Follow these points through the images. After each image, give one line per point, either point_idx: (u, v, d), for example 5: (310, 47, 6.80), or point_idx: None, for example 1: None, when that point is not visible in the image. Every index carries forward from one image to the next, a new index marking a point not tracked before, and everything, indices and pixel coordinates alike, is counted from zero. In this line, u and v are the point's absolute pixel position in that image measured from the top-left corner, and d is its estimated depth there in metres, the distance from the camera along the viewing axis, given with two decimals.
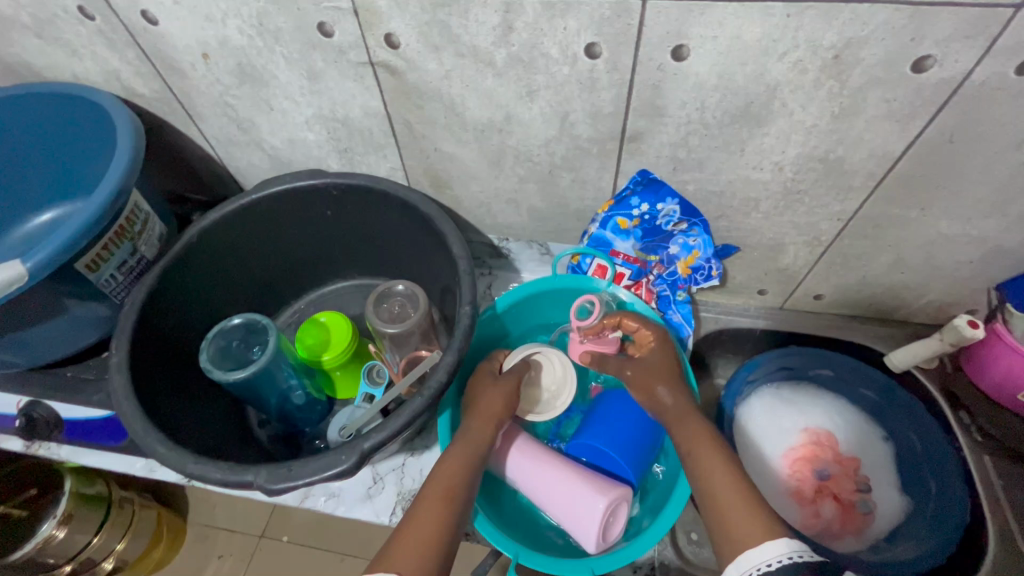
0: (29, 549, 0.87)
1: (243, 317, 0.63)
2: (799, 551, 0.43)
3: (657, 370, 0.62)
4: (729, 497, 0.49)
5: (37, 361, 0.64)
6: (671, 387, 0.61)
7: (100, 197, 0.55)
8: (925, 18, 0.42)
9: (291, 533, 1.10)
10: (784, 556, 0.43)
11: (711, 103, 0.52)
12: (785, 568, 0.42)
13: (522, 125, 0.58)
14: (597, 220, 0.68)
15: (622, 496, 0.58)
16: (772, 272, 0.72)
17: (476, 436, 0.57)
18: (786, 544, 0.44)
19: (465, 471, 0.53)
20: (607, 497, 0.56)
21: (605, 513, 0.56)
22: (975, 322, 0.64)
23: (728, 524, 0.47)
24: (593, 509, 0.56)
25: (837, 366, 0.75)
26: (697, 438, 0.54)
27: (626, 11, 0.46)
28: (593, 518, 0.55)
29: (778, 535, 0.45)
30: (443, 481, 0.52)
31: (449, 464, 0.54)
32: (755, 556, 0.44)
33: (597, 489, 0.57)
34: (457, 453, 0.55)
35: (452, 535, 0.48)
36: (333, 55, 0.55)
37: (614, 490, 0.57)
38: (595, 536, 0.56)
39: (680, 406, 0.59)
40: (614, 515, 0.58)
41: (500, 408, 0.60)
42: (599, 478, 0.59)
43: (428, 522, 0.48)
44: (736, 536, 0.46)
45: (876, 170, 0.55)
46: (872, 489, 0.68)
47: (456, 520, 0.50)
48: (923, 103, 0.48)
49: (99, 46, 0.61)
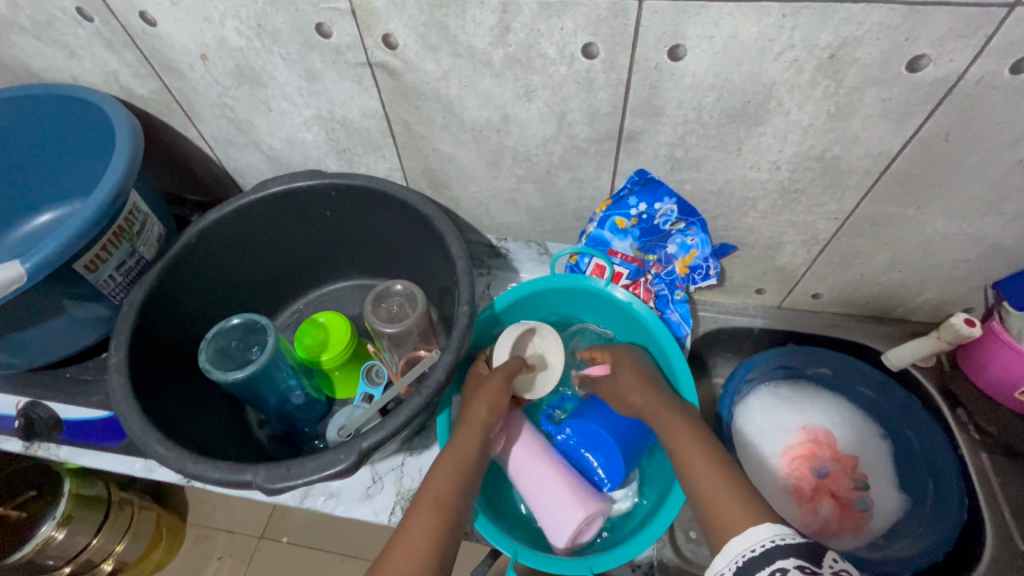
0: (28, 551, 0.87)
1: (242, 317, 0.63)
2: (781, 534, 0.43)
3: (623, 377, 0.63)
4: (719, 494, 0.48)
5: (35, 362, 0.63)
6: (636, 387, 0.61)
7: (99, 198, 0.55)
8: (919, 18, 0.42)
9: (291, 534, 1.10)
10: (766, 541, 0.43)
11: (708, 103, 0.52)
12: (767, 553, 0.42)
13: (520, 124, 0.58)
14: (595, 220, 0.68)
15: (602, 511, 0.59)
16: (770, 271, 0.73)
17: (467, 436, 0.57)
18: (768, 529, 0.44)
19: (459, 474, 0.54)
20: (587, 509, 0.57)
21: (580, 524, 0.57)
22: (972, 320, 0.65)
23: (718, 518, 0.47)
24: (571, 516, 0.57)
25: (837, 364, 0.75)
26: (684, 437, 0.54)
27: (623, 11, 0.46)
28: (568, 523, 0.57)
29: (762, 522, 0.44)
30: (434, 488, 0.52)
31: (442, 470, 0.54)
32: (738, 543, 0.44)
33: (581, 498, 0.58)
34: (451, 455, 0.55)
35: (444, 540, 0.49)
36: (331, 56, 0.55)
37: (596, 504, 0.58)
38: (565, 541, 0.57)
39: (649, 403, 0.59)
40: (589, 528, 0.59)
41: (486, 415, 0.59)
42: (585, 487, 0.60)
43: (419, 529, 0.49)
44: (725, 530, 0.46)
45: (872, 169, 0.55)
46: (871, 486, 0.68)
47: (449, 526, 0.50)
48: (919, 103, 0.48)
49: (97, 47, 0.61)
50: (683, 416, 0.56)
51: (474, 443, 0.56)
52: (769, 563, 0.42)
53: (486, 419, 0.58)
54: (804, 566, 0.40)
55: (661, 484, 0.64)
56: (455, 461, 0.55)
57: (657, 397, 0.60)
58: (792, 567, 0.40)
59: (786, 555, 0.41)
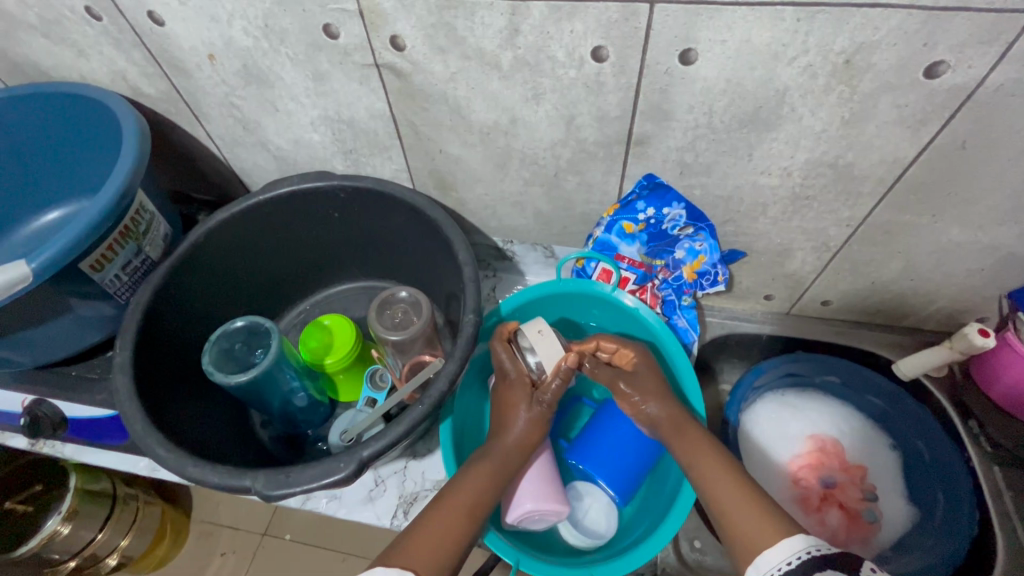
0: (34, 545, 0.88)
1: (247, 321, 0.62)
2: (816, 545, 0.43)
3: (641, 378, 0.62)
4: (738, 509, 0.49)
5: (41, 361, 0.64)
6: (652, 393, 0.60)
7: (106, 197, 0.55)
8: (939, 23, 0.41)
9: (294, 531, 1.09)
10: (803, 551, 0.43)
11: (719, 107, 0.51)
12: (804, 565, 0.42)
13: (528, 127, 0.58)
14: (602, 224, 0.66)
15: (558, 511, 0.58)
16: (779, 277, 0.72)
17: (502, 450, 0.57)
18: (802, 539, 0.44)
19: (480, 486, 0.54)
20: (537, 504, 0.57)
21: (524, 514, 0.57)
22: (986, 330, 0.63)
23: (746, 536, 0.47)
24: (523, 501, 0.57)
25: (846, 373, 0.74)
26: (700, 449, 0.55)
27: (634, 14, 0.45)
28: (513, 508, 0.57)
29: (794, 533, 0.45)
30: (463, 501, 0.52)
31: (467, 483, 0.54)
32: (772, 556, 0.44)
33: (535, 492, 0.58)
34: (481, 472, 0.55)
35: (461, 554, 0.49)
36: (338, 57, 0.55)
37: (551, 502, 0.58)
38: (512, 523, 0.58)
39: (668, 416, 0.59)
40: (538, 521, 0.59)
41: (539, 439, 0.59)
42: (554, 486, 0.60)
43: (442, 537, 0.49)
44: (752, 543, 0.46)
45: (886, 176, 0.54)
46: (878, 498, 0.68)
47: (473, 537, 0.50)
48: (935, 109, 0.47)
49: (105, 46, 0.61)
50: (701, 430, 0.57)
51: (505, 458, 0.57)
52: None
53: (530, 435, 0.59)
54: None
55: (666, 497, 0.63)
56: (492, 472, 0.55)
57: (670, 409, 0.59)
58: None
59: (821, 564, 0.41)
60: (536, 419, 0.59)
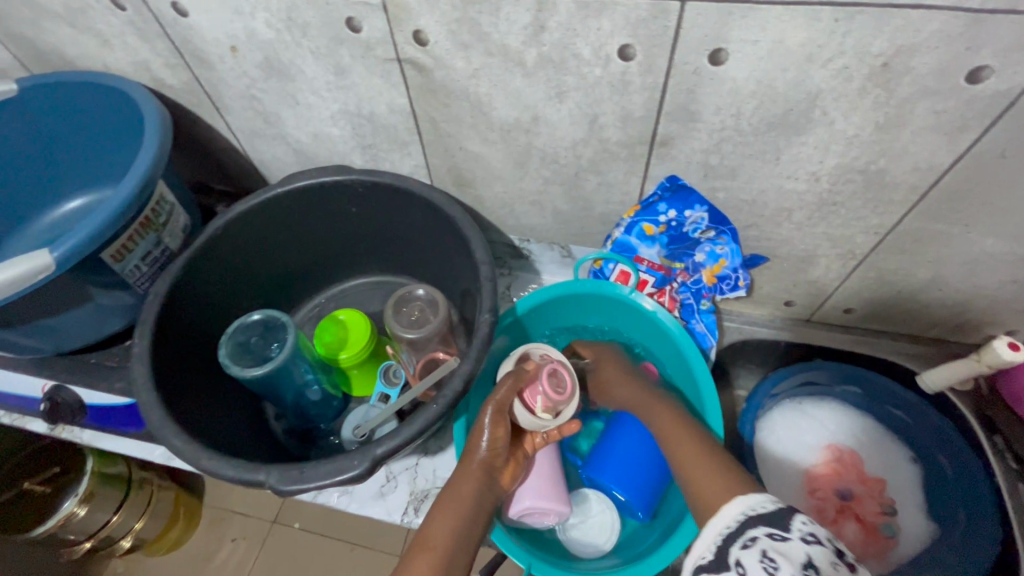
0: (51, 526, 0.92)
1: (265, 314, 0.63)
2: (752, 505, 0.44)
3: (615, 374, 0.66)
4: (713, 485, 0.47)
5: (61, 348, 0.64)
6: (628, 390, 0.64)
7: (128, 187, 0.55)
8: (983, 27, 0.40)
9: (304, 520, 1.09)
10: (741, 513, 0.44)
11: (748, 110, 0.50)
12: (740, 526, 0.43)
13: (550, 125, 0.57)
14: (622, 226, 0.65)
15: (556, 513, 0.59)
16: (801, 283, 0.70)
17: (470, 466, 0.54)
18: (740, 503, 0.44)
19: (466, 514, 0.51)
20: (537, 501, 0.58)
21: (525, 509, 0.58)
22: (1016, 345, 0.61)
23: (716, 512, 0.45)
24: (525, 497, 0.58)
25: (869, 384, 0.72)
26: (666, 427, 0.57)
27: (663, 12, 0.44)
28: (514, 502, 0.58)
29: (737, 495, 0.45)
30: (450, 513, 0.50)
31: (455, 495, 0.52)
32: (714, 524, 0.45)
33: (538, 490, 0.58)
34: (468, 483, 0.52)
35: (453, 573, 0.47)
36: (360, 51, 0.54)
37: (551, 502, 0.58)
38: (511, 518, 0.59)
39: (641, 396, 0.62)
40: (537, 519, 0.60)
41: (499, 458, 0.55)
42: (557, 488, 0.60)
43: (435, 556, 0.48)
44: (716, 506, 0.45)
45: (919, 184, 0.52)
46: (896, 512, 0.68)
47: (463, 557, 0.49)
48: (975, 115, 0.45)
49: (130, 36, 0.61)
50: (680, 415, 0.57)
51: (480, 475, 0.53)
52: (743, 535, 0.42)
53: (493, 450, 0.54)
54: (773, 532, 0.41)
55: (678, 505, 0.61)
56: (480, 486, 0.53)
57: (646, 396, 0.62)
58: (762, 534, 0.41)
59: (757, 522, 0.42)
60: (492, 433, 0.55)
